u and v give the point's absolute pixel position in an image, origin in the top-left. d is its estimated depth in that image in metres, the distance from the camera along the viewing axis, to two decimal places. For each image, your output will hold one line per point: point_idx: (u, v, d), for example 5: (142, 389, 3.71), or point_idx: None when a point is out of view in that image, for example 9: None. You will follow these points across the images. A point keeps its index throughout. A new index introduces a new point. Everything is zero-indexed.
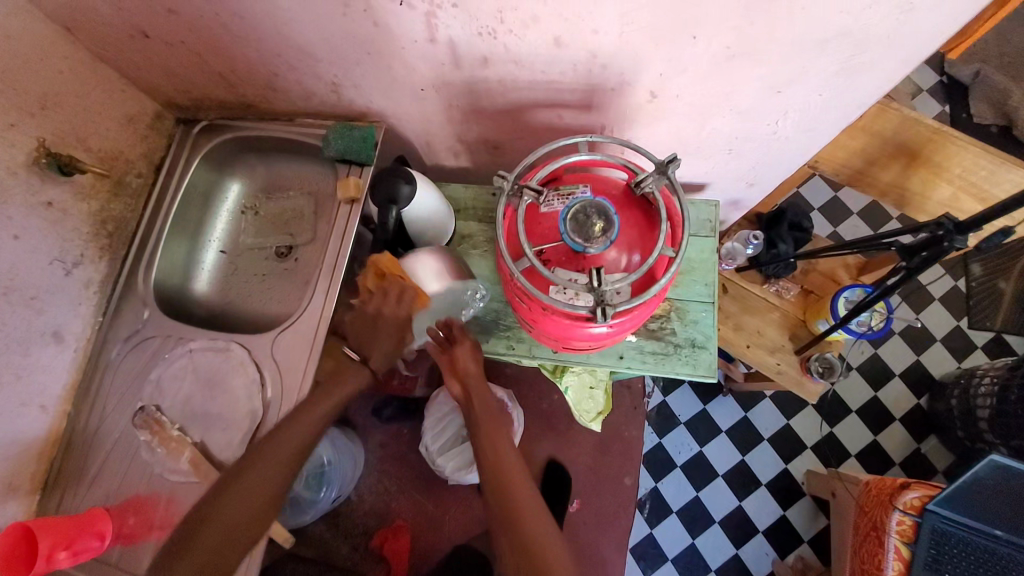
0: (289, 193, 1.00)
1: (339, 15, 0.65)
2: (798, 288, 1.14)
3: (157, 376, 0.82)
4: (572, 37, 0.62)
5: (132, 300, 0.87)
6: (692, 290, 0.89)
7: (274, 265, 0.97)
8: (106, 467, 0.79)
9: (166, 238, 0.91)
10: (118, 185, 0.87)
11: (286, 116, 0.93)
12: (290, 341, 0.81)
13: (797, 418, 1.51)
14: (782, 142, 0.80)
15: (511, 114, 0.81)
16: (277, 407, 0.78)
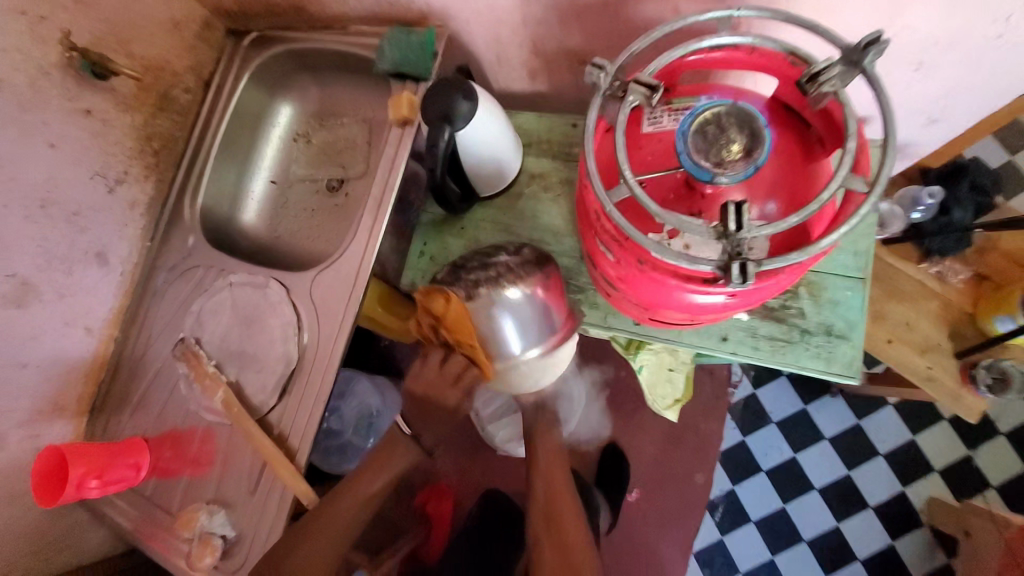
0: (344, 120, 0.90)
1: None
2: (970, 273, 0.87)
3: (198, 308, 0.77)
4: None
5: (180, 227, 0.82)
6: (834, 262, 0.68)
7: (324, 200, 0.88)
8: (149, 396, 0.76)
9: (214, 162, 0.84)
10: (163, 100, 0.79)
11: (339, 24, 0.80)
12: (331, 282, 0.71)
13: (921, 432, 1.24)
14: (1020, 45, 0.53)
15: (608, 7, 0.61)
16: (312, 355, 0.70)
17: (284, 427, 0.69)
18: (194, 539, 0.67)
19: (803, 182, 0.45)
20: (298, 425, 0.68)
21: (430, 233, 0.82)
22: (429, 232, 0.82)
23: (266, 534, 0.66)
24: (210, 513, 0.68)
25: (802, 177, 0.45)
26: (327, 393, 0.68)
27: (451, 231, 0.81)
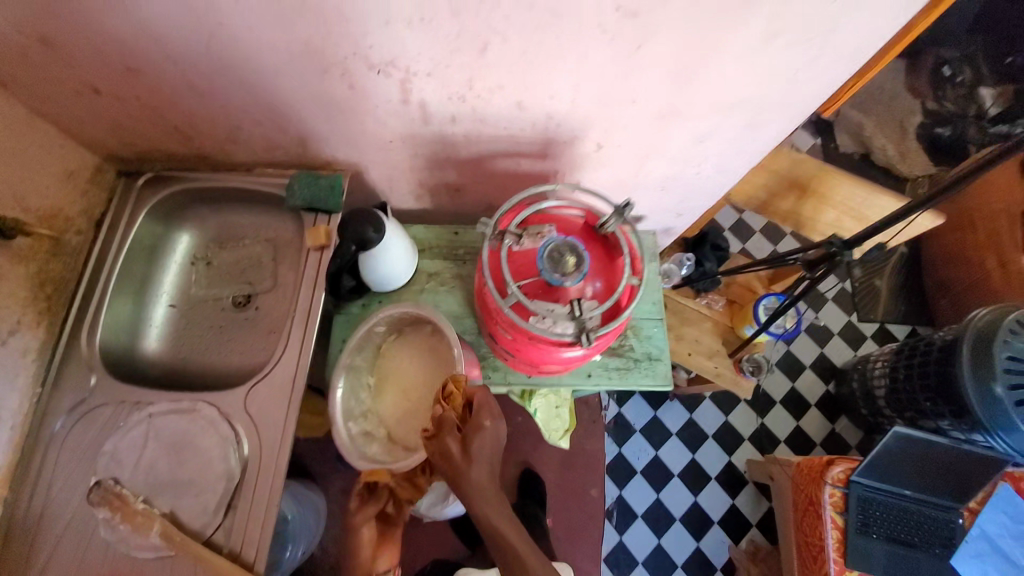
0: (245, 241, 0.98)
1: (315, 76, 0.68)
2: (724, 300, 1.32)
3: (113, 447, 0.77)
4: (532, 101, 0.72)
5: (75, 366, 0.81)
6: (643, 308, 1.00)
7: (233, 316, 0.94)
8: (59, 552, 0.72)
9: (111, 297, 0.86)
10: (57, 246, 0.82)
11: (243, 166, 0.93)
12: (266, 394, 0.80)
13: (734, 415, 1.70)
14: (704, 180, 0.94)
15: (473, 163, 0.88)
16: (255, 466, 0.76)
17: (233, 543, 0.72)
18: None
19: (609, 272, 0.74)
20: (250, 536, 0.72)
21: (346, 333, 0.96)
22: (346, 330, 0.97)
23: None
24: None
25: (609, 269, 0.74)
26: (277, 499, 0.74)
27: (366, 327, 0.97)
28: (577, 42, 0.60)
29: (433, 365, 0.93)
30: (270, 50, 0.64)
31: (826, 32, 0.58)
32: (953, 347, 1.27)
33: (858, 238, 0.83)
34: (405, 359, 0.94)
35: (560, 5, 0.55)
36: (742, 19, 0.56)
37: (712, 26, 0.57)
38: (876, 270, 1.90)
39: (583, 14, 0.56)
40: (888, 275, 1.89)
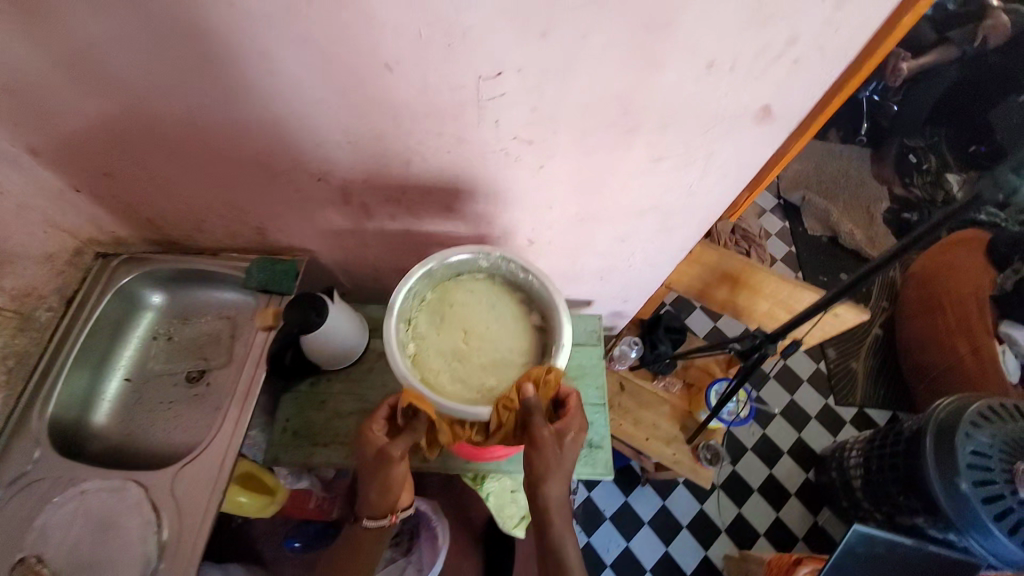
0: (206, 318, 1.04)
1: (268, 182, 0.78)
2: (681, 383, 1.33)
3: (43, 523, 0.77)
4: (460, 204, 0.79)
5: (22, 440, 0.83)
6: (586, 394, 1.02)
7: (184, 391, 0.97)
8: None
9: (69, 370, 0.89)
10: (25, 322, 0.87)
11: (211, 251, 1.01)
12: (195, 475, 0.81)
13: (709, 503, 1.63)
14: (639, 271, 1.00)
15: (419, 253, 0.95)
16: (172, 552, 0.75)
17: None
18: None
19: None
20: None
21: (289, 411, 0.98)
22: (290, 409, 0.99)
23: None
24: None
25: None
26: None
27: (310, 407, 0.99)
28: (489, 160, 0.69)
29: (537, 348, 0.65)
30: (228, 160, 0.74)
31: (705, 156, 0.68)
32: (918, 437, 1.25)
33: (779, 332, 0.88)
34: (347, 440, 0.96)
35: (467, 133, 0.64)
36: (627, 147, 0.66)
37: (603, 152, 0.67)
38: (851, 353, 1.91)
39: (487, 139, 0.65)
40: (865, 359, 1.89)
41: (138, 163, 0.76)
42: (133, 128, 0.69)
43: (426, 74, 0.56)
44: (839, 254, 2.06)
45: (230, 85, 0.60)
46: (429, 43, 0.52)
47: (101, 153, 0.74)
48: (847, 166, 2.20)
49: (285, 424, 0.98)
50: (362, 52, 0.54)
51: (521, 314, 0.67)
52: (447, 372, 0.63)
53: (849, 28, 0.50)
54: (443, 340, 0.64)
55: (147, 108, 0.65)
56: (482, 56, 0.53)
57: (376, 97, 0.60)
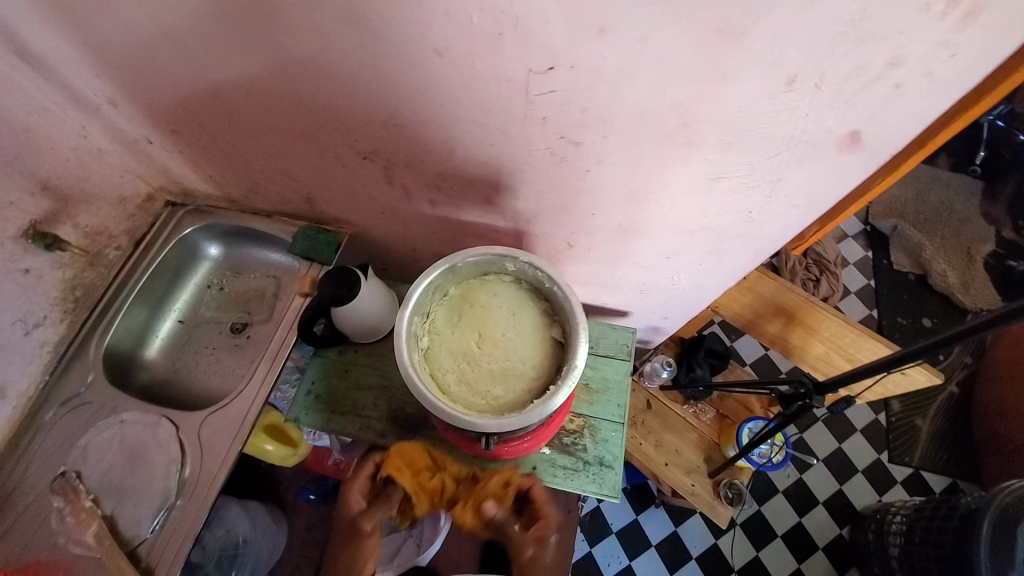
0: (254, 274, 1.09)
1: (316, 154, 0.79)
2: (714, 412, 1.24)
3: (85, 443, 0.86)
4: (499, 197, 0.77)
5: (81, 362, 0.92)
6: (606, 410, 0.98)
7: (227, 340, 1.03)
8: (13, 529, 0.80)
9: (128, 306, 0.98)
10: (95, 258, 0.96)
11: (265, 212, 1.05)
12: (218, 423, 0.86)
13: (725, 538, 1.54)
14: (683, 290, 0.93)
15: (455, 240, 0.94)
16: (189, 490, 0.81)
17: (151, 559, 0.78)
18: None
19: None
20: (167, 551, 0.78)
21: (315, 376, 1.02)
22: (316, 373, 1.03)
23: None
24: None
25: None
26: (196, 529, 0.79)
27: (335, 374, 1.02)
28: (533, 157, 0.65)
29: (551, 363, 0.62)
30: (280, 130, 0.75)
31: (772, 181, 0.60)
32: (975, 516, 1.09)
33: (829, 383, 0.80)
34: (365, 412, 0.99)
35: (511, 127, 0.61)
36: (683, 162, 0.60)
37: (655, 162, 0.61)
38: (918, 408, 1.71)
39: (531, 136, 0.62)
40: (933, 417, 1.70)
41: (202, 122, 0.79)
42: (196, 89, 0.72)
43: (473, 63, 0.53)
44: (925, 297, 1.83)
45: (285, 60, 0.61)
46: (479, 30, 0.49)
47: (171, 110, 0.78)
48: (954, 198, 1.93)
49: (309, 387, 1.02)
50: (410, 35, 0.52)
51: (543, 324, 0.64)
52: (456, 373, 0.61)
53: (970, 54, 0.41)
54: (459, 339, 0.62)
55: (209, 70, 0.67)
56: (533, 49, 0.49)
57: (423, 81, 0.58)
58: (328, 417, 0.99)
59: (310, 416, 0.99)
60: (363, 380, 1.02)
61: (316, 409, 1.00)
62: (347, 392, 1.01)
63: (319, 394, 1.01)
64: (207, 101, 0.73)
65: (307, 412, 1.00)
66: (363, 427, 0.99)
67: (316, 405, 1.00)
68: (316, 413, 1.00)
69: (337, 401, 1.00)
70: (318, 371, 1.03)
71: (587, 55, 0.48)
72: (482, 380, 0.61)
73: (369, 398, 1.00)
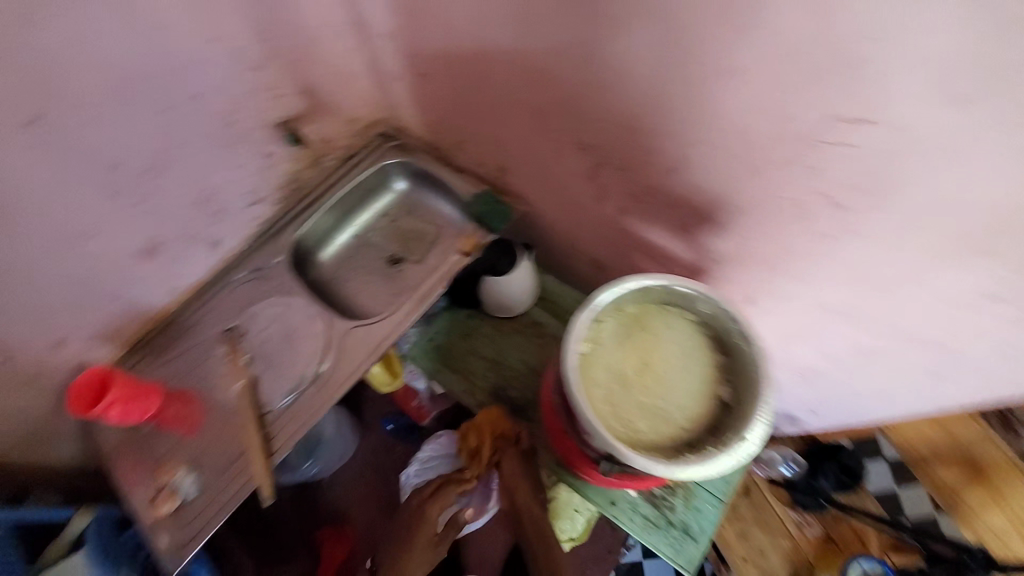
0: (424, 218, 1.18)
1: (537, 133, 0.81)
2: (819, 530, 1.08)
3: (256, 309, 1.00)
4: (697, 227, 0.73)
5: (277, 241, 1.07)
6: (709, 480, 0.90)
7: (383, 267, 1.14)
8: (183, 357, 0.96)
9: (324, 210, 1.11)
10: (315, 161, 1.10)
11: (457, 168, 1.13)
12: (359, 338, 0.95)
13: None
14: None
15: (622, 253, 0.92)
16: (319, 386, 0.91)
17: (273, 428, 0.88)
18: (163, 486, 0.85)
19: None
20: (287, 430, 0.88)
21: (442, 326, 1.08)
22: (443, 324, 1.08)
23: (218, 503, 0.84)
24: (185, 472, 0.86)
25: None
26: (313, 421, 0.88)
27: (459, 332, 1.07)
28: (769, 203, 0.60)
29: (708, 424, 0.57)
30: (517, 101, 0.79)
31: None
32: None
33: None
34: (473, 378, 1.03)
35: (763, 168, 0.57)
36: (961, 267, 0.53)
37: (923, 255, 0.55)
38: None
39: (782, 183, 0.57)
40: None
41: (449, 74, 0.85)
42: (461, 45, 0.77)
43: (768, 89, 0.51)
44: None
45: (565, 42, 0.63)
46: (802, 65, 0.46)
47: (429, 56, 0.85)
48: None
49: (433, 335, 1.07)
50: (714, 51, 0.50)
51: (713, 379, 0.59)
52: (607, 390, 0.57)
53: None
54: (621, 359, 0.59)
55: (487, 30, 0.71)
56: (855, 100, 0.46)
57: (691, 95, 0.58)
58: (439, 368, 1.04)
59: (425, 360, 1.05)
60: (482, 348, 1.05)
61: (432, 356, 1.05)
62: (464, 352, 1.05)
63: (440, 343, 1.06)
64: (466, 58, 0.79)
65: (423, 355, 1.06)
66: (467, 390, 1.02)
67: (433, 353, 1.05)
68: (432, 359, 1.05)
69: (452, 356, 1.05)
70: (445, 324, 1.08)
71: (922, 126, 0.44)
72: (632, 410, 0.57)
73: (481, 366, 1.04)
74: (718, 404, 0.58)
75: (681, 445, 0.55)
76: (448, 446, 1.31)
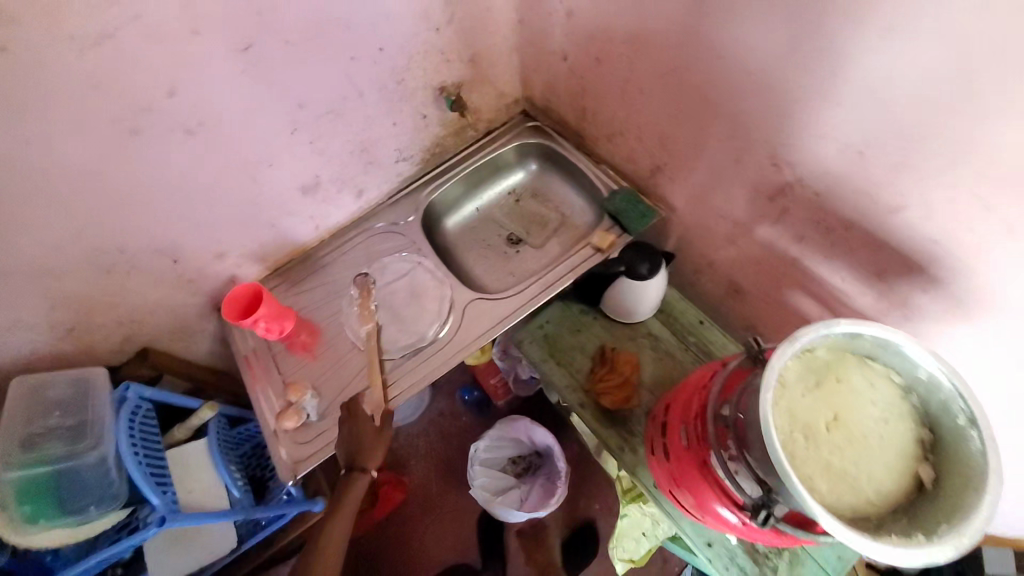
0: (551, 204, 1.15)
1: (719, 138, 0.75)
2: None
3: (385, 262, 1.04)
4: (898, 278, 0.64)
5: (413, 200, 1.09)
6: (821, 551, 0.81)
7: (502, 245, 1.13)
8: (315, 292, 1.01)
9: (459, 179, 1.12)
10: (462, 129, 1.11)
11: (598, 159, 1.08)
12: (483, 310, 0.96)
13: None
14: None
15: (771, 283, 0.84)
16: (437, 348, 0.94)
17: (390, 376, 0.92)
18: (290, 403, 0.90)
19: None
20: (403, 380, 0.92)
21: (555, 318, 1.05)
22: (555, 315, 1.06)
23: (332, 435, 0.89)
24: (309, 396, 0.90)
25: None
26: (428, 381, 0.91)
27: (570, 327, 1.04)
28: None
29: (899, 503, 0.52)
30: (707, 102, 0.74)
31: None
32: None
33: None
34: (577, 376, 1.00)
35: None
36: None
37: None
38: None
39: None
40: None
41: (631, 61, 0.82)
42: (660, 33, 0.74)
43: None
44: None
45: (801, 47, 0.58)
46: None
47: (614, 40, 0.82)
48: None
49: (543, 323, 1.06)
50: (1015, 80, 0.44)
51: (912, 454, 0.53)
52: (789, 437, 0.53)
53: None
54: (811, 408, 0.54)
55: (703, 21, 0.66)
56: None
57: (956, 123, 0.50)
58: (545, 357, 1.02)
59: (533, 346, 1.03)
60: (591, 348, 1.02)
61: (541, 344, 1.03)
62: (572, 348, 1.02)
63: (551, 333, 1.04)
64: (661, 48, 0.75)
65: (531, 341, 1.04)
66: (570, 386, 0.99)
67: (542, 341, 1.03)
68: (538, 348, 1.03)
69: (559, 348, 1.03)
70: (559, 316, 1.06)
71: None
72: (819, 468, 0.52)
73: (586, 366, 1.00)
74: (915, 483, 0.52)
75: (863, 516, 0.51)
76: (517, 432, 1.31)
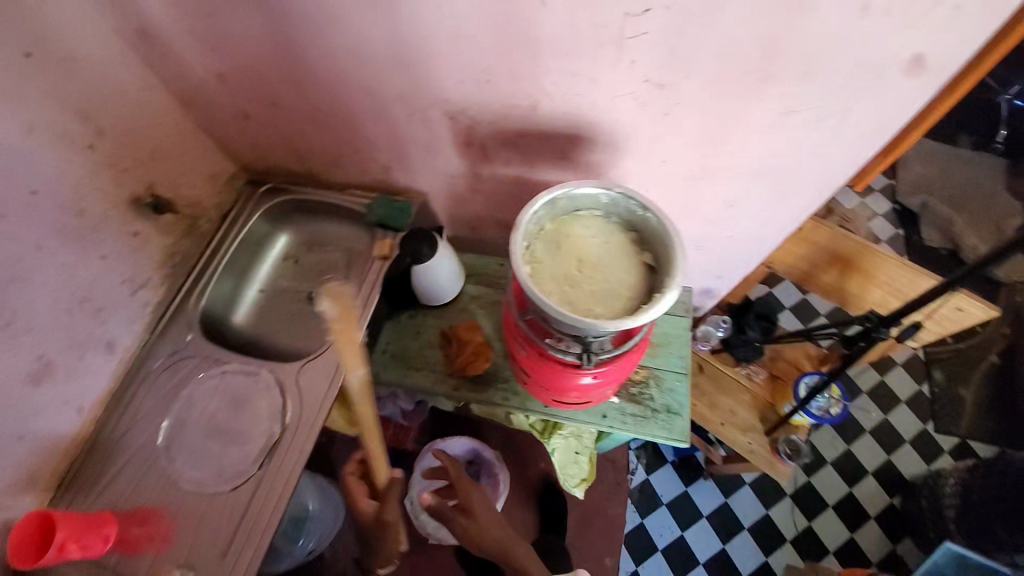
0: (326, 246, 1.16)
1: (404, 118, 0.86)
2: (766, 373, 1.27)
3: (189, 393, 0.93)
4: (575, 149, 0.83)
5: (181, 319, 0.99)
6: (668, 361, 1.02)
7: (304, 306, 1.10)
8: (124, 473, 0.85)
9: (219, 274, 1.05)
10: (190, 228, 1.04)
11: (339, 187, 1.13)
12: (313, 372, 0.93)
13: (776, 509, 1.55)
14: (742, 244, 0.97)
15: (520, 202, 1.00)
16: (290, 435, 0.87)
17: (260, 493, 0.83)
18: None
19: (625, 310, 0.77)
20: (275, 485, 0.83)
21: (391, 335, 1.08)
22: (390, 333, 1.09)
23: None
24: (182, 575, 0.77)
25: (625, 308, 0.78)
26: (301, 467, 0.85)
27: (408, 334, 1.08)
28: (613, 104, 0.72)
29: (646, 284, 0.68)
30: (375, 95, 0.83)
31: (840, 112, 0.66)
32: None
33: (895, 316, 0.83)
34: (438, 367, 1.05)
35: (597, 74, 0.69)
36: (758, 98, 0.67)
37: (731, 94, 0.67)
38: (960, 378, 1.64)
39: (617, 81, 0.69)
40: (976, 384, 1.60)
41: (298, 93, 0.88)
42: (301, 61, 0.81)
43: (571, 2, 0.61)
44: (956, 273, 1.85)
45: (398, 25, 0.70)
46: None
47: (272, 83, 0.87)
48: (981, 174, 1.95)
49: (385, 346, 1.08)
50: None
51: (635, 251, 0.71)
52: (560, 291, 0.66)
53: None
54: (559, 264, 0.68)
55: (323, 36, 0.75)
56: None
57: (517, 30, 0.66)
58: (403, 372, 1.05)
59: (387, 370, 1.05)
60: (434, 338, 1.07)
61: (392, 364, 1.05)
62: (420, 349, 1.07)
63: (394, 349, 1.07)
64: (310, 72, 0.82)
65: (384, 368, 1.05)
66: (437, 380, 1.04)
67: (392, 362, 1.06)
68: (393, 368, 1.05)
69: (409, 357, 1.06)
70: (393, 331, 1.09)
71: None
72: (585, 298, 0.66)
73: (439, 355, 1.06)
74: (646, 267, 0.69)
75: (631, 307, 0.66)
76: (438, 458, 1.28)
